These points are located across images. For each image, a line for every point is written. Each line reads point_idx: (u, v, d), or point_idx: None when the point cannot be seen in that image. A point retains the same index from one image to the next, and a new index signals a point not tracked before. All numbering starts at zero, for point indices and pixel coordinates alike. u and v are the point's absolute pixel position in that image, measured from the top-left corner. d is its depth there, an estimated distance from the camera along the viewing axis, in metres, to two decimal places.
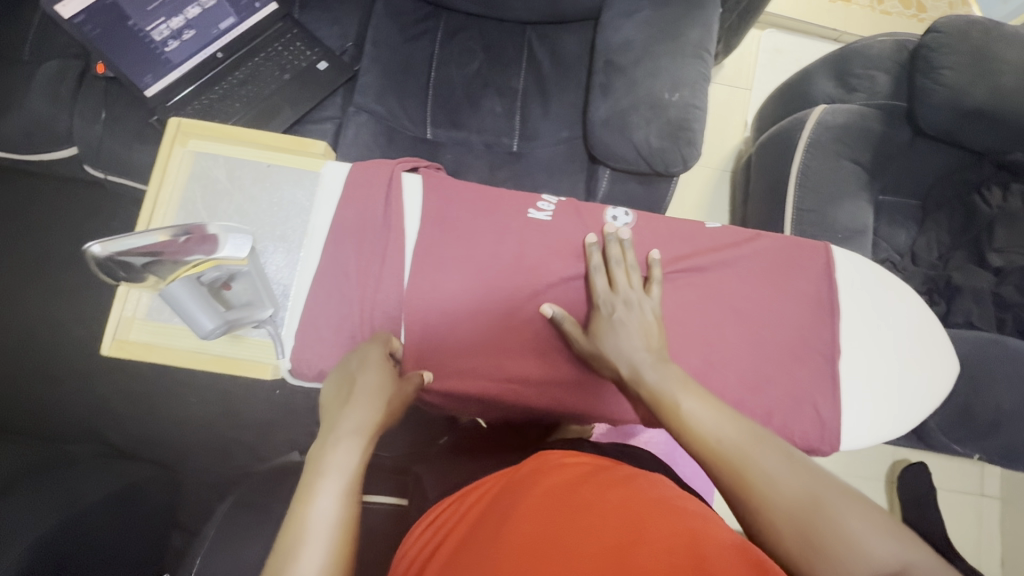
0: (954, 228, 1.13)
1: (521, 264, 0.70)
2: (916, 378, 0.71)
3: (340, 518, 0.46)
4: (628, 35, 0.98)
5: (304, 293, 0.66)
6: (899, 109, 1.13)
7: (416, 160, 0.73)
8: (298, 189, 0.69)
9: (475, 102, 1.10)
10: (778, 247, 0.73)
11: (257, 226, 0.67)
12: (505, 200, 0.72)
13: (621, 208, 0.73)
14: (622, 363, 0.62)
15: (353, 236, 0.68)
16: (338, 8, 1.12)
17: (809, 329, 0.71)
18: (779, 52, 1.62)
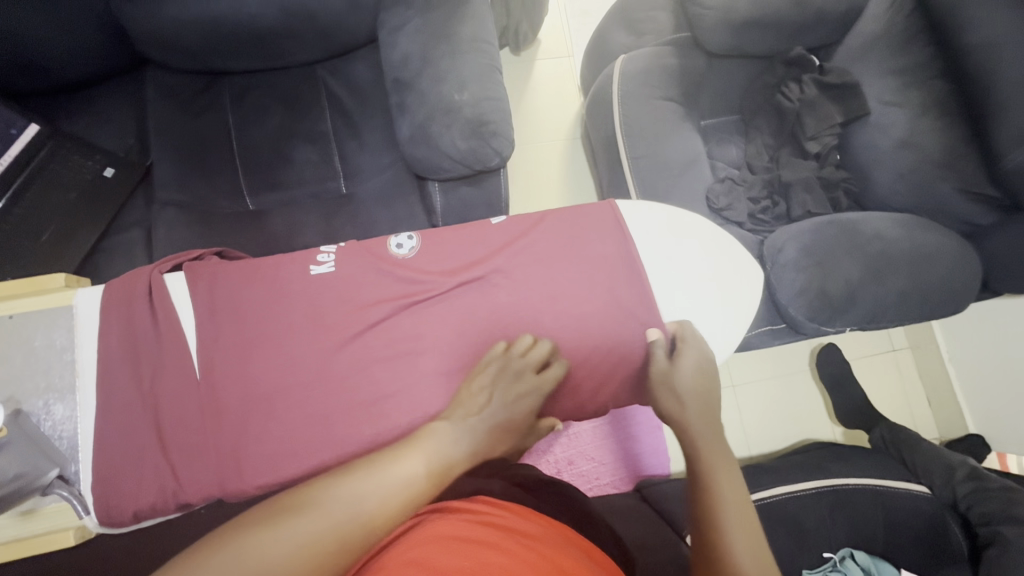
0: (774, 129, 1.19)
1: (319, 323, 0.66)
2: (727, 299, 0.75)
3: (415, 486, 0.52)
4: (405, 49, 0.97)
5: (91, 438, 0.61)
6: (685, 40, 1.18)
7: (179, 257, 0.68)
8: (49, 331, 0.63)
9: (287, 157, 1.06)
10: (565, 221, 0.74)
11: (17, 386, 0.62)
12: (285, 266, 0.69)
13: (404, 234, 0.72)
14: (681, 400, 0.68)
15: (127, 359, 0.63)
16: (108, 109, 1.05)
17: (620, 288, 0.72)
18: (587, 13, 1.67)
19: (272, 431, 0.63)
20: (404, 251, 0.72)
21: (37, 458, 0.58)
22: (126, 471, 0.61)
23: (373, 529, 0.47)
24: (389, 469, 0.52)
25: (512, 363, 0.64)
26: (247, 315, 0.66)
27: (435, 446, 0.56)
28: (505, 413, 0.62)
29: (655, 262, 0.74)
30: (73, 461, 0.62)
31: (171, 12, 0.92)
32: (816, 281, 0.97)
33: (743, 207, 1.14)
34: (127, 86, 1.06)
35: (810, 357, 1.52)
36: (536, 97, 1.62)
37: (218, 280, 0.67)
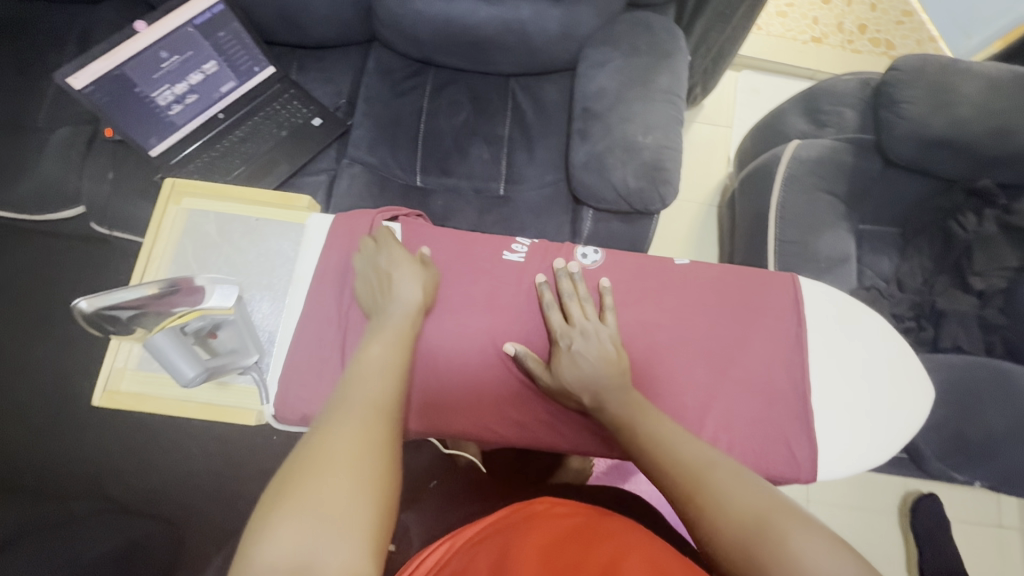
0: (936, 254, 1.14)
1: (496, 306, 0.72)
2: (890, 412, 0.69)
3: (387, 393, 0.54)
4: (603, 83, 1.04)
5: (288, 339, 0.68)
6: (867, 142, 1.17)
7: (397, 210, 0.77)
8: (284, 240, 0.73)
9: (463, 150, 1.16)
10: (743, 281, 0.75)
11: (245, 277, 0.71)
12: (480, 248, 0.76)
13: (590, 246, 0.75)
14: (585, 394, 0.64)
15: (335, 282, 0.70)
16: (332, 70, 1.20)
17: (779, 363, 0.71)
18: (756, 92, 1.70)
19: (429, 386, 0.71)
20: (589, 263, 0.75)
21: (251, 339, 0.64)
22: (305, 376, 0.66)
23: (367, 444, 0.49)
24: (354, 381, 0.54)
25: (390, 271, 0.65)
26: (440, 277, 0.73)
27: (381, 333, 0.61)
28: (403, 295, 0.64)
29: (823, 350, 0.72)
30: (267, 354, 0.69)
31: (416, 5, 1.05)
32: (954, 421, 0.92)
33: None
34: (351, 54, 1.21)
35: (901, 499, 1.41)
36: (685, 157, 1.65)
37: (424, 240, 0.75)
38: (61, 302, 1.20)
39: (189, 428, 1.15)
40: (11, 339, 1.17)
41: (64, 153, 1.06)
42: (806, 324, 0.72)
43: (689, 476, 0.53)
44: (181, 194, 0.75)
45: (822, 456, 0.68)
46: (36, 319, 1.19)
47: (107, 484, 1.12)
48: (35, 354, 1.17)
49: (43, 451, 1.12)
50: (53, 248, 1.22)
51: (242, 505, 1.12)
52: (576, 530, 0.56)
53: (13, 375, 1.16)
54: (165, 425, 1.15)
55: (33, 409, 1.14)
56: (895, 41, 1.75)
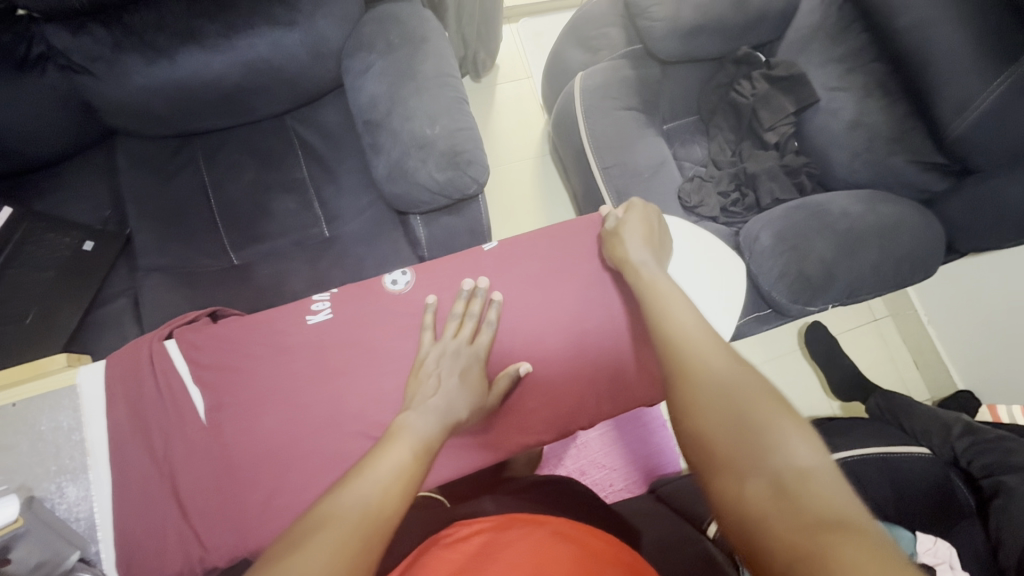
0: (733, 125, 1.25)
1: (324, 371, 0.69)
2: (716, 297, 0.79)
3: (400, 473, 0.53)
4: (374, 91, 0.99)
5: (110, 517, 0.62)
6: (638, 50, 1.23)
7: (170, 323, 0.69)
8: (58, 413, 0.63)
9: (266, 208, 1.07)
10: (553, 240, 0.78)
11: (28, 475, 0.61)
12: (280, 322, 0.71)
13: (397, 270, 0.74)
14: (635, 253, 0.71)
15: (137, 433, 0.64)
16: (80, 181, 1.05)
17: (612, 299, 0.75)
18: (540, 35, 1.73)
19: (293, 484, 0.65)
20: (400, 287, 0.73)
21: (55, 542, 0.56)
22: (146, 543, 0.61)
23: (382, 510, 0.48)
24: (378, 464, 0.53)
25: (457, 347, 0.68)
26: (252, 370, 0.68)
27: (411, 435, 0.58)
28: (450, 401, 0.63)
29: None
30: (93, 541, 0.62)
31: (139, 82, 0.94)
32: (795, 264, 1.02)
33: (714, 202, 1.19)
34: (96, 157, 1.06)
35: (798, 337, 1.57)
36: (503, 120, 1.66)
37: (211, 341, 0.68)
38: None
39: None
40: None
41: None
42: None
43: (692, 347, 0.57)
44: None
45: None
46: None
47: None
48: None
49: None
50: None
51: None
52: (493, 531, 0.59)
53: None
54: None
55: None
56: None
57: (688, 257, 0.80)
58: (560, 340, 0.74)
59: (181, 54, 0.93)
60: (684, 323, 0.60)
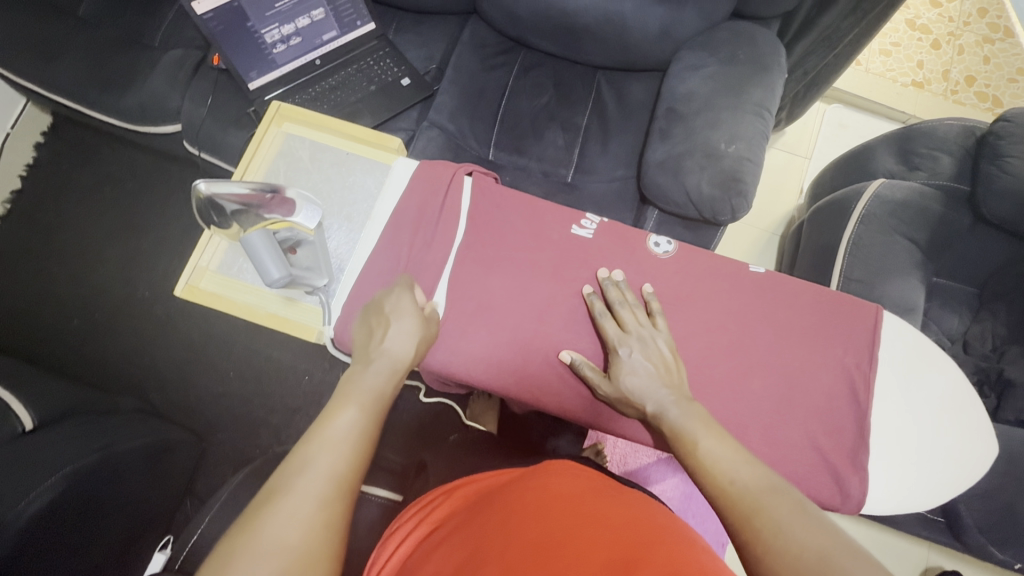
0: (1013, 321, 1.08)
1: (555, 277, 0.70)
2: (947, 467, 0.63)
3: (358, 435, 0.51)
4: (693, 87, 1.03)
5: (356, 266, 0.70)
6: (960, 193, 1.12)
7: (475, 166, 0.75)
8: (368, 177, 0.76)
9: (539, 132, 1.17)
10: (822, 303, 0.67)
11: (329, 205, 0.74)
12: (552, 216, 0.73)
13: (664, 236, 0.71)
14: (647, 401, 0.59)
15: (409, 226, 0.71)
16: (427, 34, 1.23)
17: (840, 392, 0.64)
18: (843, 127, 1.64)
19: (471, 346, 0.68)
20: (659, 252, 0.70)
21: (324, 263, 0.68)
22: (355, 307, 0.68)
23: (340, 479, 0.47)
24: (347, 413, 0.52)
25: (634, 334, 0.63)
26: (502, 241, 0.71)
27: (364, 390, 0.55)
28: (394, 346, 0.59)
29: (894, 386, 0.64)
30: (336, 280, 0.71)
31: None
32: (1010, 495, 0.86)
33: None
34: (448, 25, 1.24)
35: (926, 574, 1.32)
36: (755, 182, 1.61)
37: (495, 195, 0.73)
38: (153, 227, 1.38)
39: (235, 350, 1.32)
40: (110, 243, 1.38)
41: (171, 73, 1.12)
42: (878, 362, 0.64)
43: (740, 491, 0.47)
44: (284, 118, 0.80)
45: (874, 492, 0.62)
46: (133, 226, 1.39)
47: (152, 389, 1.30)
48: (141, 252, 1.37)
49: (115, 348, 1.32)
50: (162, 175, 1.41)
51: (266, 431, 1.28)
52: (577, 495, 0.56)
53: (110, 284, 1.35)
54: (214, 346, 1.32)
55: (119, 317, 1.34)
56: (1004, 98, 1.67)
57: (948, 408, 0.64)
58: (757, 391, 0.64)
59: None
60: (733, 477, 0.48)
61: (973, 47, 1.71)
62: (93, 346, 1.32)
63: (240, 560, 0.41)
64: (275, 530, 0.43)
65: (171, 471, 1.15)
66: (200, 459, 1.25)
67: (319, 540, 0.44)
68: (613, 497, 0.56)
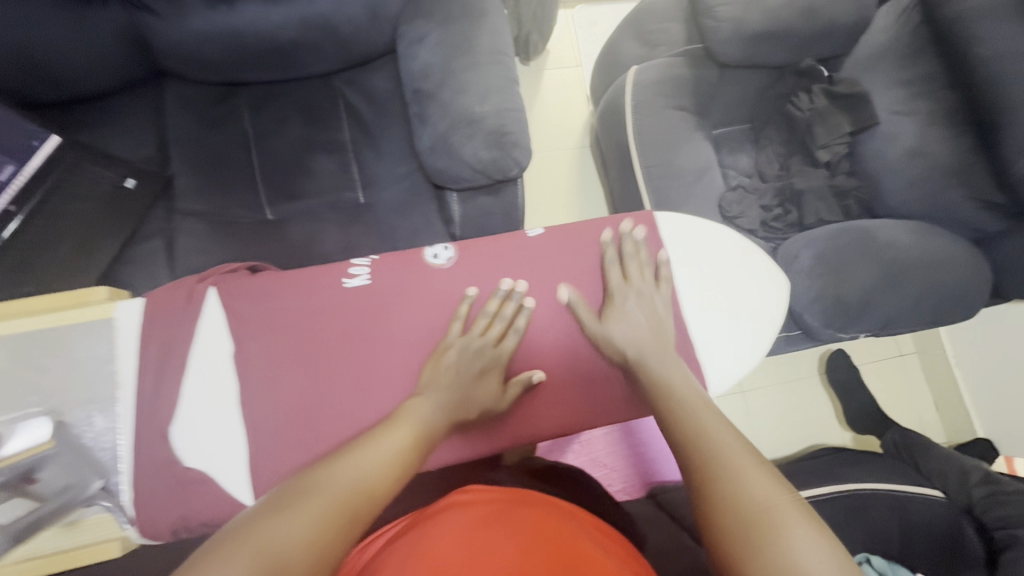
0: (785, 138, 1.21)
1: (359, 334, 0.77)
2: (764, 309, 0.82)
3: (402, 450, 0.61)
4: (426, 59, 0.98)
5: (130, 444, 0.71)
6: (698, 50, 1.19)
7: (215, 270, 0.78)
8: (93, 345, 0.72)
9: (305, 167, 1.07)
10: (600, 236, 0.82)
11: (60, 398, 0.70)
12: (323, 279, 0.78)
13: (439, 244, 0.81)
14: (628, 346, 0.74)
15: (180, 367, 0.74)
16: (128, 117, 1.06)
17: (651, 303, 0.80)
18: (595, 23, 1.69)
19: (305, 440, 0.73)
20: (440, 261, 0.80)
21: (82, 472, 0.65)
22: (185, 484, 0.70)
23: (374, 493, 0.53)
24: (378, 446, 0.59)
25: (632, 286, 0.78)
26: (305, 324, 0.76)
27: (416, 423, 0.65)
28: (469, 389, 0.72)
29: (693, 279, 0.82)
30: (114, 473, 0.71)
31: (195, 26, 0.94)
32: (832, 289, 0.99)
33: (756, 214, 1.16)
34: (147, 96, 1.08)
35: (820, 363, 1.53)
36: (546, 107, 1.63)
37: (256, 289, 0.77)
38: None
39: None
40: None
41: None
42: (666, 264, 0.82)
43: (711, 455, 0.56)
44: None
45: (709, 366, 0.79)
46: None
47: None
48: None
49: None
50: None
51: None
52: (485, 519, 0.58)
53: None
54: None
55: None
56: None
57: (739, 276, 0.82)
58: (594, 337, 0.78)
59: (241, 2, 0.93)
60: (718, 433, 0.59)
61: None
62: None
63: (242, 543, 0.43)
64: (281, 528, 0.44)
65: None
66: None
67: (321, 540, 0.45)
68: (510, 520, 0.58)
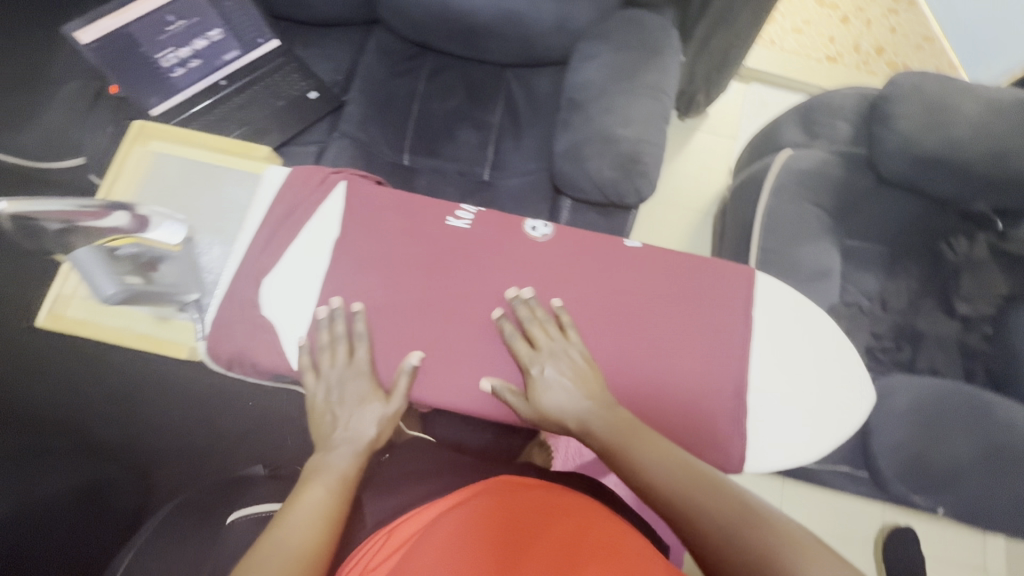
0: (924, 275, 1.12)
1: (434, 270, 0.78)
2: (846, 403, 0.74)
3: (325, 505, 0.61)
4: (591, 76, 1.04)
5: (227, 278, 0.78)
6: (860, 157, 1.16)
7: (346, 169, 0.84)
8: (241, 190, 0.84)
9: (451, 134, 1.18)
10: (695, 273, 0.77)
11: (202, 221, 0.82)
12: (429, 211, 0.81)
13: (540, 220, 0.80)
14: (568, 417, 0.68)
15: (282, 233, 0.79)
16: (333, 45, 1.24)
17: (716, 357, 0.74)
18: (764, 105, 1.69)
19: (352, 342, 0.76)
20: (536, 235, 0.80)
21: (188, 280, 0.76)
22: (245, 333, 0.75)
23: (305, 554, 0.55)
24: (298, 509, 0.59)
25: (550, 344, 0.71)
26: (396, 240, 0.80)
27: (327, 475, 0.64)
28: (359, 429, 0.69)
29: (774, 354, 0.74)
30: (209, 295, 0.78)
31: None
32: (917, 445, 0.90)
33: (863, 337, 1.08)
34: (354, 34, 1.25)
35: (879, 530, 1.34)
36: (686, 165, 1.64)
37: (369, 195, 0.82)
38: None
39: (183, 378, 1.37)
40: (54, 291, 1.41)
41: (69, 104, 1.09)
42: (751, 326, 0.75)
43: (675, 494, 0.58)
44: (148, 136, 0.85)
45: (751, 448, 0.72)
46: None
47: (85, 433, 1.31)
48: None
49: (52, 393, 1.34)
50: None
51: (211, 460, 1.33)
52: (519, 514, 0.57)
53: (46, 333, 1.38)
54: (149, 372, 1.38)
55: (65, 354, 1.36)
56: (913, 65, 1.74)
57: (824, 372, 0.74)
58: (650, 362, 0.73)
59: None
60: (662, 471, 0.60)
61: (880, 19, 1.79)
62: None
63: None
64: None
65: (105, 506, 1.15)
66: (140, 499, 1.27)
67: None
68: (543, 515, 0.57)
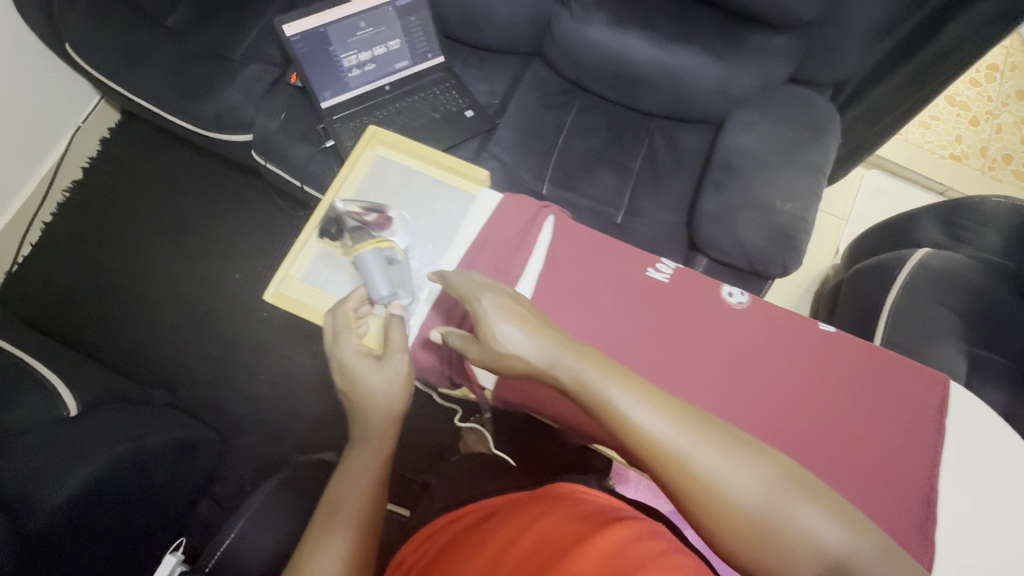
0: None
1: (629, 317, 0.78)
2: None
3: (347, 540, 0.65)
4: (749, 143, 1.06)
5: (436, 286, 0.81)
6: (1004, 268, 1.14)
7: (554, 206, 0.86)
8: (452, 205, 0.87)
9: (592, 172, 1.20)
10: (890, 371, 0.75)
11: (417, 226, 0.85)
12: (631, 260, 0.82)
13: (739, 288, 0.80)
14: (514, 356, 0.64)
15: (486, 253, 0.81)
16: (492, 70, 1.30)
17: (904, 459, 0.72)
18: (880, 192, 1.69)
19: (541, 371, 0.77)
20: (735, 302, 0.79)
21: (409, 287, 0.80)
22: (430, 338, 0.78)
23: None
24: (324, 550, 0.64)
25: (493, 290, 0.68)
26: (597, 284, 0.80)
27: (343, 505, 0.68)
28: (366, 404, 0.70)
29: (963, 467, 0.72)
30: (416, 299, 0.81)
31: (589, 34, 1.13)
32: None
33: None
34: (513, 62, 1.31)
35: None
36: None
37: (574, 233, 0.84)
38: (208, 235, 1.51)
39: (276, 354, 1.42)
40: (177, 249, 1.50)
41: (248, 87, 1.17)
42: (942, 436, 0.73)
43: (657, 452, 0.53)
44: (378, 141, 0.91)
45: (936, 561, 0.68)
46: (191, 245, 1.50)
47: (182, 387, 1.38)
48: (197, 260, 1.49)
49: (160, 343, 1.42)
50: (222, 189, 1.55)
51: (290, 438, 1.36)
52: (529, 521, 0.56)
53: (164, 286, 1.47)
54: (248, 342, 1.43)
55: (179, 309, 1.45)
56: None
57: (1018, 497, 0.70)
58: (843, 456, 0.72)
59: (633, 34, 1.11)
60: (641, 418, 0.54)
61: (1012, 127, 1.77)
62: (134, 338, 1.43)
63: None
64: None
65: (193, 465, 1.19)
66: (219, 462, 1.32)
67: None
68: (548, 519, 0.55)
